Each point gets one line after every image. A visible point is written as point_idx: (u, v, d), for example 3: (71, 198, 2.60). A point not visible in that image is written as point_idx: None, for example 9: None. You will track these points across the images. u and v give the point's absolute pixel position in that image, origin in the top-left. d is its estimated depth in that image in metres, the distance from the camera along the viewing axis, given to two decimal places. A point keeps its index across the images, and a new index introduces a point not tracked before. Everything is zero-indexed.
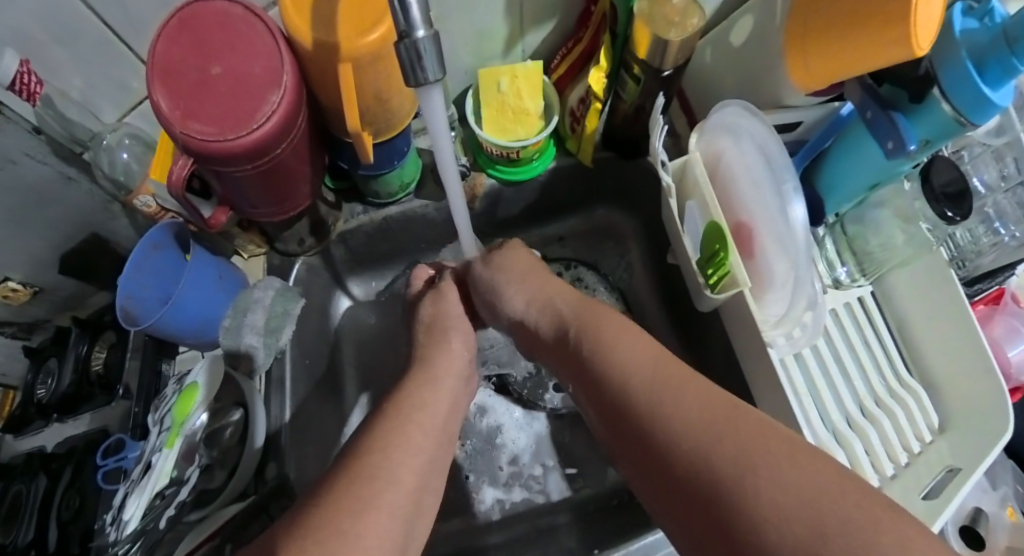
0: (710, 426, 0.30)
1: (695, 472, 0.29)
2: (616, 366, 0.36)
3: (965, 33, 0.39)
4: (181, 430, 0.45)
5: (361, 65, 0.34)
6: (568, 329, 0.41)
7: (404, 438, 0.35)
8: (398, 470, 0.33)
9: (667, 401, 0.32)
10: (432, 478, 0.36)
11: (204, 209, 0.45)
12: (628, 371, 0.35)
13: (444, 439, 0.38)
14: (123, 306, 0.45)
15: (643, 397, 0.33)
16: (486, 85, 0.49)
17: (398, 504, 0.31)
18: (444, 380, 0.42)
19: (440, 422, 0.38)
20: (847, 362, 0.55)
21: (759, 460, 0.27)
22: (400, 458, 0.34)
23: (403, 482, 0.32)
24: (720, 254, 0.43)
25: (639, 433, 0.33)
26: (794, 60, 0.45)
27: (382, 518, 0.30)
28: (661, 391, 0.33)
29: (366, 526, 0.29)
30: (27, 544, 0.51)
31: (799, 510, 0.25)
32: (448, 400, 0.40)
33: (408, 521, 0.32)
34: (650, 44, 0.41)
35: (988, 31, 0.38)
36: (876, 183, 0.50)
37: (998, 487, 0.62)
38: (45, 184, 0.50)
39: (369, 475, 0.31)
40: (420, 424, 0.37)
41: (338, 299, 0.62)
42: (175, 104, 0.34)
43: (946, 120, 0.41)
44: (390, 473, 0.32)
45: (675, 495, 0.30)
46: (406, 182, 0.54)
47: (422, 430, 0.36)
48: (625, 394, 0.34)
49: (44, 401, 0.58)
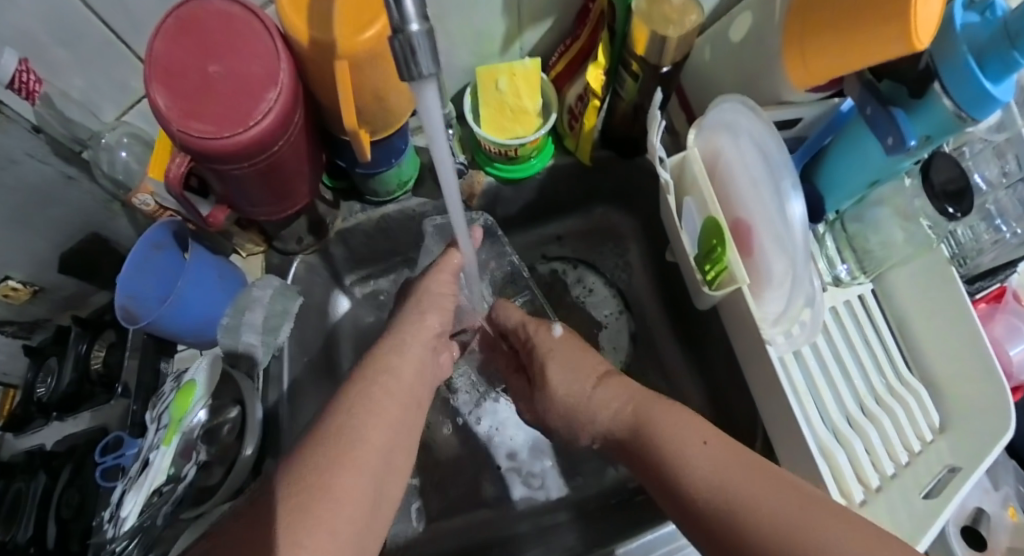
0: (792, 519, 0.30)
1: None
2: (685, 464, 0.36)
3: (966, 27, 0.39)
4: (180, 426, 0.45)
5: (358, 63, 0.34)
6: (639, 416, 0.41)
7: (369, 402, 0.37)
8: (364, 428, 0.35)
9: (733, 488, 0.33)
10: (404, 439, 0.37)
11: (202, 207, 0.44)
12: (704, 462, 0.35)
13: (412, 404, 0.39)
14: (123, 305, 0.46)
15: (713, 495, 0.34)
16: (484, 84, 0.49)
17: (365, 466, 0.33)
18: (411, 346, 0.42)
19: (405, 383, 0.40)
20: (847, 361, 0.55)
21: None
22: (366, 420, 0.35)
23: (369, 441, 0.34)
24: (716, 251, 0.43)
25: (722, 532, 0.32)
26: (793, 57, 0.45)
27: (349, 478, 0.32)
28: (734, 482, 0.33)
29: (336, 483, 0.31)
30: (27, 540, 0.51)
31: None
32: (413, 365, 0.41)
33: (376, 480, 0.33)
34: (648, 41, 0.41)
35: (989, 26, 0.37)
36: (877, 180, 0.50)
37: (1000, 487, 0.62)
38: (45, 184, 0.50)
39: (339, 438, 0.33)
40: (388, 391, 0.38)
41: (337, 298, 0.62)
42: (174, 103, 0.34)
43: (946, 117, 0.41)
44: (356, 436, 0.34)
45: None
46: (404, 180, 0.54)
47: (388, 393, 0.38)
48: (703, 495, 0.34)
49: (44, 399, 0.59)
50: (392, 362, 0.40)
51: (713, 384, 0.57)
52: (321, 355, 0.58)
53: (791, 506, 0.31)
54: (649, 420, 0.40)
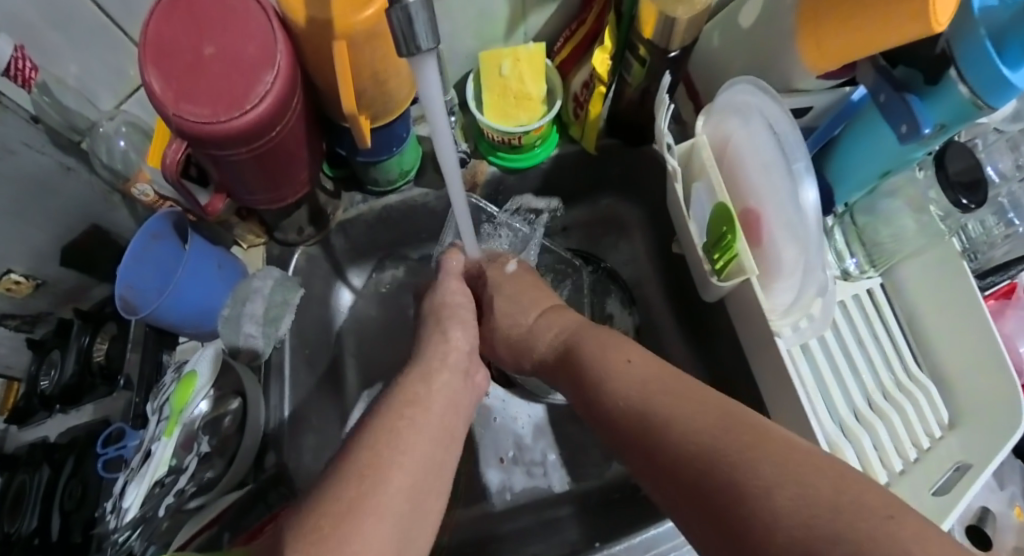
0: (713, 436, 0.28)
1: (702, 476, 0.27)
2: (619, 389, 0.36)
3: (984, 10, 0.36)
4: (180, 418, 0.45)
5: (356, 43, 0.33)
6: (580, 353, 0.40)
7: (399, 437, 0.32)
8: (387, 468, 0.29)
9: (671, 413, 0.32)
10: (438, 475, 0.32)
11: (200, 196, 0.44)
12: (631, 384, 0.35)
13: (444, 437, 0.34)
14: (122, 295, 0.45)
15: (645, 416, 0.33)
16: (488, 68, 0.48)
17: (389, 510, 0.27)
18: (436, 372, 0.39)
19: (434, 416, 0.35)
20: (856, 355, 0.53)
21: (762, 473, 0.25)
22: (391, 457, 0.30)
23: (394, 479, 0.29)
24: (727, 238, 0.42)
25: (649, 439, 0.32)
26: (806, 35, 0.43)
27: (370, 525, 0.26)
28: (668, 403, 0.32)
29: (354, 534, 0.25)
30: (30, 532, 0.51)
31: (791, 517, 0.22)
32: (447, 396, 0.37)
33: (403, 529, 0.28)
34: (657, 22, 0.40)
35: (1008, 7, 0.35)
36: (889, 170, 0.49)
37: (1007, 486, 0.60)
38: (44, 174, 0.49)
39: (372, 463, 0.29)
40: (418, 425, 0.33)
41: (339, 290, 0.61)
42: (167, 85, 0.33)
43: (962, 104, 0.39)
44: (381, 473, 0.28)
45: (683, 504, 0.28)
46: (406, 169, 0.53)
47: (420, 428, 0.33)
48: (632, 408, 0.34)
49: (47, 392, 0.58)
50: (420, 394, 0.36)
51: (719, 378, 0.55)
52: (324, 348, 0.58)
53: (709, 418, 0.30)
54: (586, 352, 0.40)
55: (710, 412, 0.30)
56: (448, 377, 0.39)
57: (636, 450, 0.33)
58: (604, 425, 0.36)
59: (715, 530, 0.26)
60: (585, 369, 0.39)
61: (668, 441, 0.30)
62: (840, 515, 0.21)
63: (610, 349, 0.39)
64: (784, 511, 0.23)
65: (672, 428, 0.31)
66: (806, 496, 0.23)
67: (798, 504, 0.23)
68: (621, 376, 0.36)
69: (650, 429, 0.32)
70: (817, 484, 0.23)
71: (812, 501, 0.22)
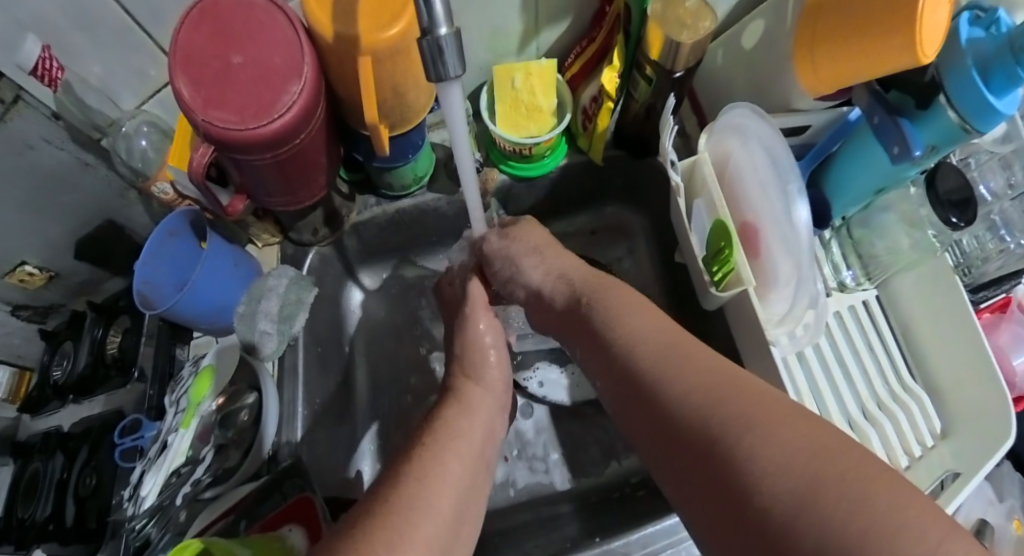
0: (710, 395, 0.31)
1: (700, 430, 0.30)
2: (628, 340, 0.37)
3: (971, 41, 0.40)
4: (197, 410, 0.48)
5: (379, 59, 0.35)
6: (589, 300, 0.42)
7: (438, 463, 0.33)
8: (430, 496, 0.31)
9: (670, 369, 0.34)
10: (467, 505, 0.33)
11: (222, 196, 0.45)
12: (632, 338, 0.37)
13: (478, 467, 0.36)
14: (140, 291, 0.47)
15: (651, 366, 0.35)
16: (500, 81, 0.50)
17: (437, 536, 0.29)
18: (469, 396, 0.42)
19: (473, 445, 0.37)
20: (850, 365, 0.55)
21: (754, 433, 0.27)
22: (429, 481, 0.32)
23: (441, 511, 0.31)
24: (725, 252, 0.44)
25: (650, 392, 0.34)
26: (802, 63, 0.46)
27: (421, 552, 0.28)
28: (671, 359, 0.34)
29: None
30: (46, 517, 0.56)
31: (785, 469, 0.25)
32: (482, 427, 0.39)
33: (443, 554, 0.30)
34: (663, 45, 0.42)
35: (993, 39, 0.39)
36: (884, 187, 0.51)
37: (1007, 499, 0.62)
38: (62, 169, 0.51)
39: (412, 493, 0.31)
40: (455, 453, 0.35)
41: (350, 289, 0.63)
42: (196, 92, 0.35)
43: (951, 127, 0.42)
44: (426, 503, 0.30)
45: (679, 451, 0.31)
46: (419, 175, 0.55)
47: (456, 455, 0.35)
48: (640, 359, 0.36)
49: (60, 382, 0.61)
50: (464, 428, 0.38)
51: None
52: (335, 346, 0.59)
53: (706, 383, 0.32)
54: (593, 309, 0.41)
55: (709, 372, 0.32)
56: (488, 411, 0.41)
57: (636, 399, 0.35)
58: (608, 375, 0.38)
59: (708, 476, 0.29)
60: (596, 322, 0.40)
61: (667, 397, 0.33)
62: (838, 485, 0.23)
63: (619, 303, 0.40)
64: (779, 463, 0.25)
65: (676, 390, 0.32)
66: (799, 456, 0.25)
67: (792, 462, 0.25)
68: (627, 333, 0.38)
69: (650, 383, 0.34)
70: (807, 443, 0.26)
71: (804, 462, 0.25)
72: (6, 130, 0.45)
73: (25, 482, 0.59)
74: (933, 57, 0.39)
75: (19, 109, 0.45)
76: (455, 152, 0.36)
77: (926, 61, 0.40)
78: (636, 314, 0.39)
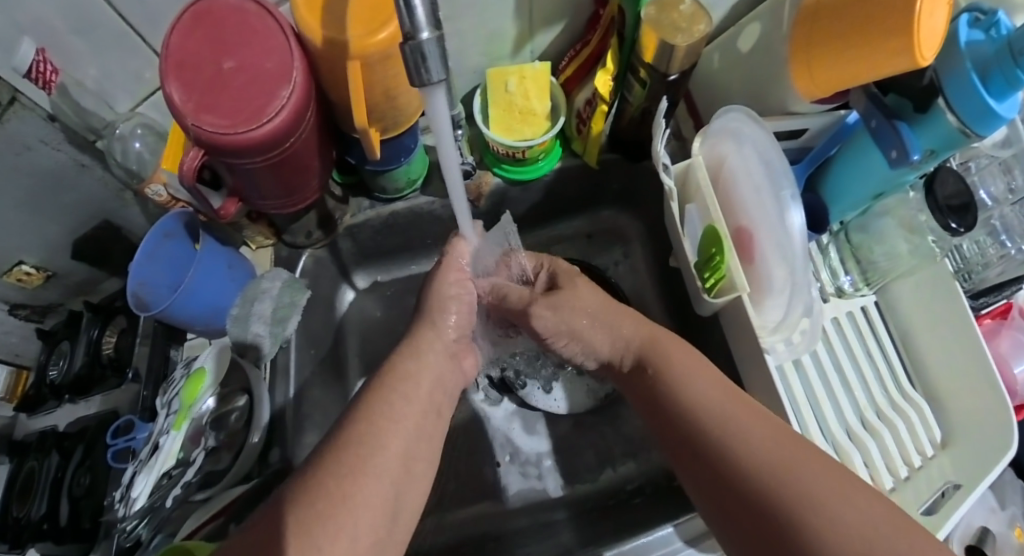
0: (780, 456, 0.34)
1: (767, 489, 0.33)
2: (690, 392, 0.40)
3: (970, 44, 0.40)
4: (190, 413, 0.48)
5: (369, 63, 0.35)
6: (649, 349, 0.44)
7: (387, 403, 0.36)
8: (384, 435, 0.34)
9: (737, 426, 0.36)
10: (422, 443, 0.36)
11: (213, 199, 0.45)
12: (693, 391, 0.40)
13: (430, 409, 0.39)
14: (135, 292, 0.47)
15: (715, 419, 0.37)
16: (494, 85, 0.50)
17: (387, 472, 0.33)
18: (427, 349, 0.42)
19: (421, 388, 0.39)
20: (849, 373, 0.55)
21: (826, 500, 0.31)
22: (384, 424, 0.35)
23: (389, 447, 0.34)
24: (716, 258, 0.44)
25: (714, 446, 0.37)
26: (799, 67, 0.45)
27: (370, 483, 0.32)
28: (737, 417, 0.37)
29: (356, 493, 0.31)
30: (41, 516, 0.55)
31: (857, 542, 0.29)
32: (431, 374, 0.40)
33: (395, 489, 0.33)
34: (658, 48, 0.42)
35: (992, 42, 0.39)
36: (882, 192, 0.50)
37: (1008, 506, 0.62)
38: (58, 170, 0.51)
39: (361, 433, 0.34)
40: (405, 394, 0.38)
41: (345, 292, 0.63)
42: (188, 97, 0.35)
43: (950, 131, 0.41)
44: (375, 442, 0.34)
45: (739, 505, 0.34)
46: (413, 178, 0.54)
47: (405, 396, 0.37)
48: (703, 413, 0.38)
49: (56, 382, 0.61)
50: (412, 368, 0.40)
51: None
52: (330, 349, 0.59)
53: (773, 444, 0.34)
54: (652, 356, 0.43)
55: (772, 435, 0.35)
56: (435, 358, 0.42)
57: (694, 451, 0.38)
58: (665, 424, 0.41)
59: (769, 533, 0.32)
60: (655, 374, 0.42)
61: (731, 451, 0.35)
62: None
63: (679, 359, 0.42)
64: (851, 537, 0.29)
65: (745, 448, 0.35)
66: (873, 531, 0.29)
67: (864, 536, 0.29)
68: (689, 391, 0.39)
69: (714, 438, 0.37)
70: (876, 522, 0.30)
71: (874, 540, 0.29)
72: (4, 132, 0.45)
73: (21, 482, 0.58)
74: (931, 59, 0.39)
75: (15, 110, 0.44)
76: (443, 158, 0.35)
77: (924, 64, 0.39)
78: (698, 374, 0.40)
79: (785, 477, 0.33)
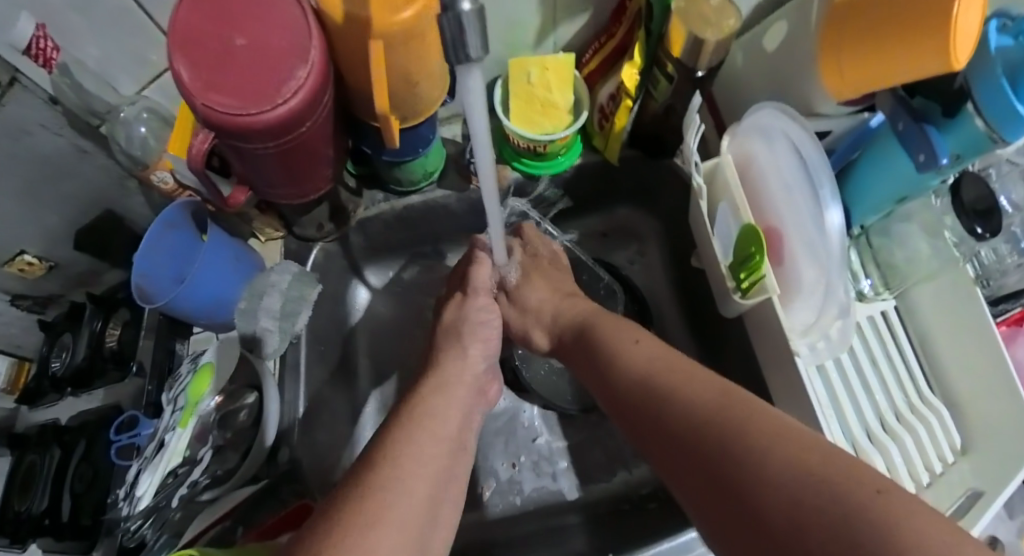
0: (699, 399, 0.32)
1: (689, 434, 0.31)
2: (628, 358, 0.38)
3: (1000, 49, 0.38)
4: (196, 410, 0.46)
5: (391, 44, 0.33)
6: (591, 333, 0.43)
7: (415, 446, 0.34)
8: (410, 478, 0.31)
9: (665, 385, 0.34)
10: (446, 490, 0.34)
11: (222, 187, 0.44)
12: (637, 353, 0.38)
13: (457, 448, 0.37)
14: (138, 284, 0.46)
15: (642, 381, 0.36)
16: (515, 76, 0.49)
17: (409, 515, 0.29)
18: (453, 388, 0.41)
19: (450, 430, 0.37)
20: (869, 376, 0.53)
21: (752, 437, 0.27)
22: (409, 469, 0.32)
23: (414, 491, 0.31)
24: (755, 258, 0.41)
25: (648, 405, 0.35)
26: (827, 62, 0.44)
27: (393, 535, 0.28)
28: (670, 373, 0.35)
29: (377, 545, 0.27)
30: (41, 512, 0.54)
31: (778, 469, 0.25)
32: (460, 407, 0.40)
33: (421, 531, 0.30)
34: (686, 43, 0.41)
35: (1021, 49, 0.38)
36: (905, 196, 0.49)
37: (1014, 516, 0.60)
38: (59, 156, 0.49)
39: (380, 484, 0.30)
40: (430, 434, 0.35)
41: (356, 289, 0.61)
42: (196, 75, 0.33)
43: (977, 135, 0.40)
44: (398, 484, 0.30)
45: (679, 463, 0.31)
46: (429, 171, 0.53)
47: (433, 437, 0.35)
48: (636, 380, 0.36)
49: (57, 374, 0.59)
50: (433, 405, 0.38)
51: None
52: (339, 345, 0.58)
53: (701, 392, 0.32)
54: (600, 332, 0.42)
55: (713, 389, 0.32)
56: (462, 393, 0.41)
57: (639, 418, 0.36)
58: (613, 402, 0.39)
59: (708, 485, 0.28)
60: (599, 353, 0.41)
61: (667, 406, 0.33)
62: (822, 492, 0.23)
63: (618, 336, 0.40)
64: (772, 465, 0.25)
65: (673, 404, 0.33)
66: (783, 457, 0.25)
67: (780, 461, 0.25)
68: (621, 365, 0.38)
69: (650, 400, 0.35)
70: (791, 449, 0.25)
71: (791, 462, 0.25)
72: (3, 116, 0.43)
73: (19, 476, 0.56)
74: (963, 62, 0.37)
75: (15, 93, 0.42)
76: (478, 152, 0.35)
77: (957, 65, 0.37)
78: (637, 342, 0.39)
79: (702, 416, 0.30)
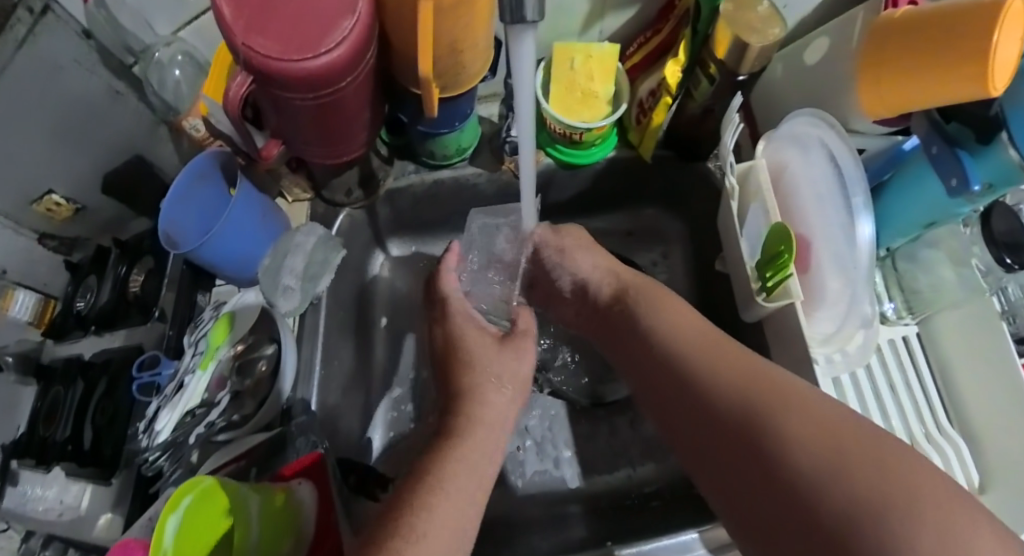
0: (742, 385, 0.34)
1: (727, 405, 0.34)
2: (663, 319, 0.41)
3: None
4: (215, 354, 0.46)
5: (442, 6, 0.33)
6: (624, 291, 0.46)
7: (453, 478, 0.32)
8: (440, 505, 0.30)
9: (705, 358, 0.37)
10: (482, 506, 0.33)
11: (257, 138, 0.44)
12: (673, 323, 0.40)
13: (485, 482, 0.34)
14: (166, 229, 0.47)
15: (685, 350, 0.39)
16: (559, 61, 0.49)
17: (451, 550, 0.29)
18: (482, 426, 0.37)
19: (484, 464, 0.35)
20: (886, 400, 0.53)
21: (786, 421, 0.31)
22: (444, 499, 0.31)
23: (446, 511, 0.30)
24: (783, 256, 0.40)
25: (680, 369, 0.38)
26: (867, 78, 0.43)
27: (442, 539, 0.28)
28: (710, 349, 0.37)
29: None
30: (65, 438, 0.55)
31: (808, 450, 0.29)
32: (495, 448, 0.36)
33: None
34: (729, 45, 0.41)
35: None
36: (935, 221, 0.48)
37: None
38: (92, 96, 0.50)
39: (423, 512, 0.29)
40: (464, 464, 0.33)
41: (375, 257, 0.62)
42: (238, 14, 0.34)
43: (1008, 166, 0.38)
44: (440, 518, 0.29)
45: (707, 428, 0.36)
46: (463, 147, 0.54)
47: (460, 473, 0.33)
48: (674, 344, 0.39)
49: (82, 313, 0.61)
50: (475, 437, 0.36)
51: None
52: (356, 310, 0.58)
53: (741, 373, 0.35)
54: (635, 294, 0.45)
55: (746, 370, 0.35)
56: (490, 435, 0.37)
57: (662, 376, 0.40)
58: (635, 352, 0.43)
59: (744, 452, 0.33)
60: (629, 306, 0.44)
61: (703, 374, 0.37)
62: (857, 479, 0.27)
63: (658, 301, 0.43)
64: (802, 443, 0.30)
65: (707, 379, 0.36)
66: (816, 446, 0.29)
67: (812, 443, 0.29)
68: (659, 325, 0.41)
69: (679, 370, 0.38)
70: (825, 440, 0.29)
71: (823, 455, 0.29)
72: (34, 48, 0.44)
73: (46, 406, 0.58)
74: (1001, 86, 0.36)
75: (47, 21, 0.43)
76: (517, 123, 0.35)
77: (996, 91, 0.36)
78: (667, 309, 0.42)
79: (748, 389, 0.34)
